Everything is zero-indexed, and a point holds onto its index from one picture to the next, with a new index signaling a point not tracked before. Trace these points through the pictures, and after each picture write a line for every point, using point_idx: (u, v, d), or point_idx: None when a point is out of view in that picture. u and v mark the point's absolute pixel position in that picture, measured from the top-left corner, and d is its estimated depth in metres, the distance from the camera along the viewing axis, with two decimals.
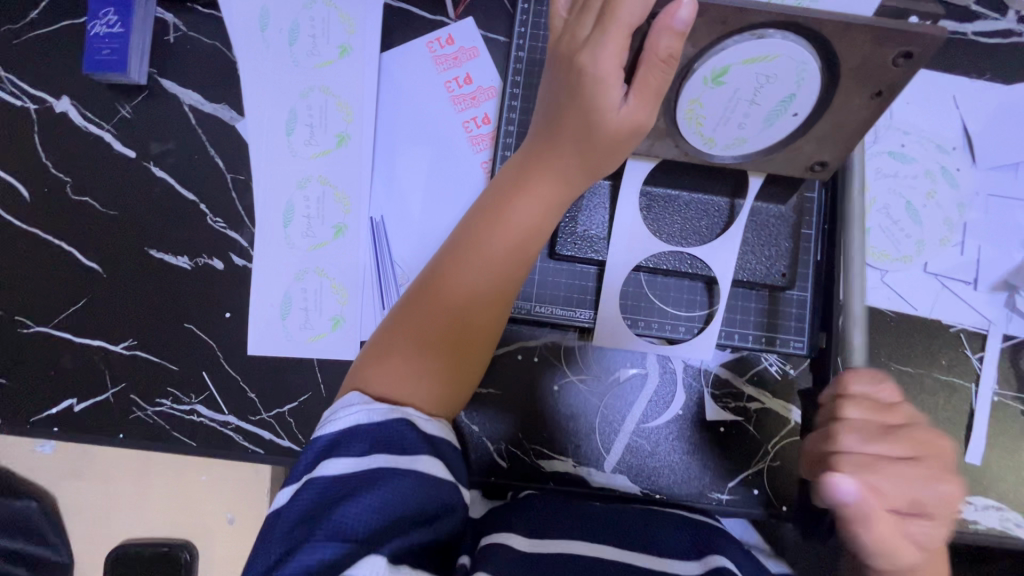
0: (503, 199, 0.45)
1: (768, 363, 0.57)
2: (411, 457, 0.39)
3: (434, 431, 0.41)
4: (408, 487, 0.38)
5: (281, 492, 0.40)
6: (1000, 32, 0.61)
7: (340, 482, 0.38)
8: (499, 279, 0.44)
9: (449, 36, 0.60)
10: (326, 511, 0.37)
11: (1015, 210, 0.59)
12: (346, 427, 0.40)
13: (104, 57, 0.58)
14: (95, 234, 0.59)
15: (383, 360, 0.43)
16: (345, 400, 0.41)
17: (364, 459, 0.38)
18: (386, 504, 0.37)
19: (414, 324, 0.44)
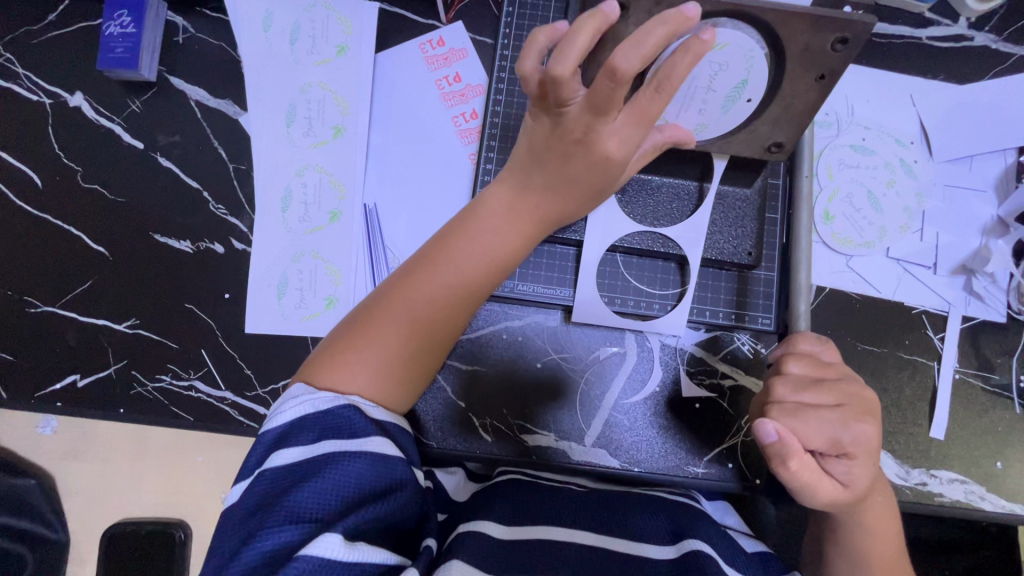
0: (483, 237, 0.48)
1: (741, 343, 0.59)
2: (359, 439, 0.42)
3: (383, 418, 0.45)
4: (357, 468, 0.41)
5: (234, 488, 0.43)
6: (954, 37, 0.65)
7: (290, 471, 0.41)
8: (451, 309, 0.47)
9: (440, 38, 0.64)
10: (279, 500, 0.39)
11: (970, 200, 0.63)
12: (295, 418, 0.43)
13: (117, 54, 0.62)
14: (102, 219, 0.62)
15: (341, 354, 0.46)
16: (291, 391, 0.45)
17: (314, 447, 0.41)
18: (336, 485, 0.40)
19: (367, 338, 0.46)
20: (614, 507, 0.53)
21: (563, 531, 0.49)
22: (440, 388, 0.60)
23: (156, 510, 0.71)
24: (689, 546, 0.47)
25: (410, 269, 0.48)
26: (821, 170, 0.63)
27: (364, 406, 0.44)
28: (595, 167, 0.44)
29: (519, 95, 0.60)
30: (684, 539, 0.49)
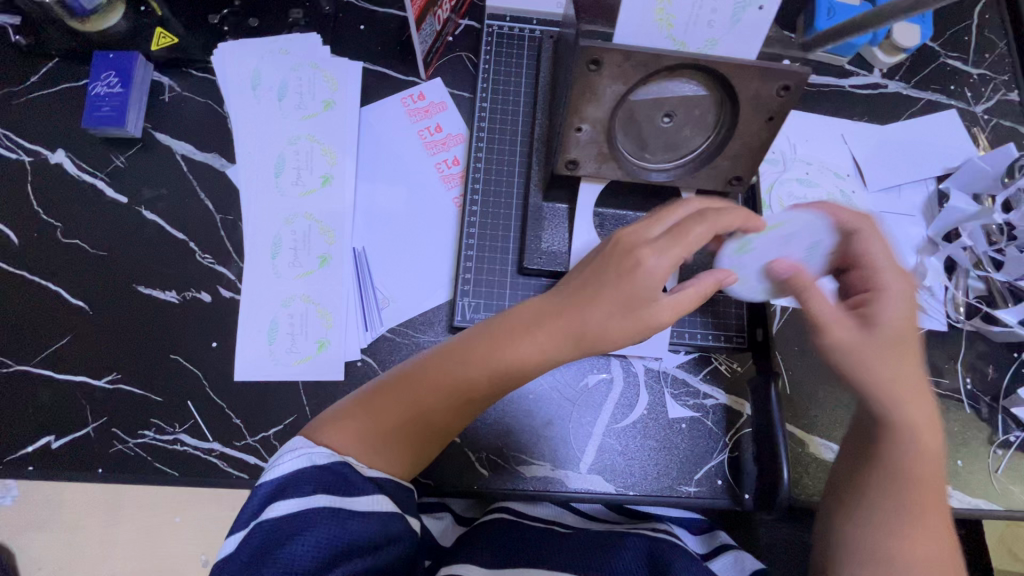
0: (499, 340, 0.47)
1: (718, 362, 0.64)
2: (356, 498, 0.42)
3: (378, 475, 0.45)
4: (349, 528, 0.41)
5: (228, 538, 0.42)
6: (871, 85, 0.75)
7: (283, 523, 0.40)
8: (453, 403, 0.47)
9: (421, 93, 0.69)
10: (271, 554, 0.39)
11: (903, 223, 0.70)
12: (291, 472, 0.42)
13: (104, 112, 0.63)
14: (82, 274, 0.62)
15: (351, 412, 0.46)
16: (292, 443, 0.45)
17: (308, 500, 0.41)
18: (332, 540, 0.40)
19: (376, 412, 0.46)
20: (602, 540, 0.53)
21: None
22: None
23: None
24: None
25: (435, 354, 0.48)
26: (774, 201, 0.69)
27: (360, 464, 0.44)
28: (623, 300, 0.46)
29: (499, 143, 0.64)
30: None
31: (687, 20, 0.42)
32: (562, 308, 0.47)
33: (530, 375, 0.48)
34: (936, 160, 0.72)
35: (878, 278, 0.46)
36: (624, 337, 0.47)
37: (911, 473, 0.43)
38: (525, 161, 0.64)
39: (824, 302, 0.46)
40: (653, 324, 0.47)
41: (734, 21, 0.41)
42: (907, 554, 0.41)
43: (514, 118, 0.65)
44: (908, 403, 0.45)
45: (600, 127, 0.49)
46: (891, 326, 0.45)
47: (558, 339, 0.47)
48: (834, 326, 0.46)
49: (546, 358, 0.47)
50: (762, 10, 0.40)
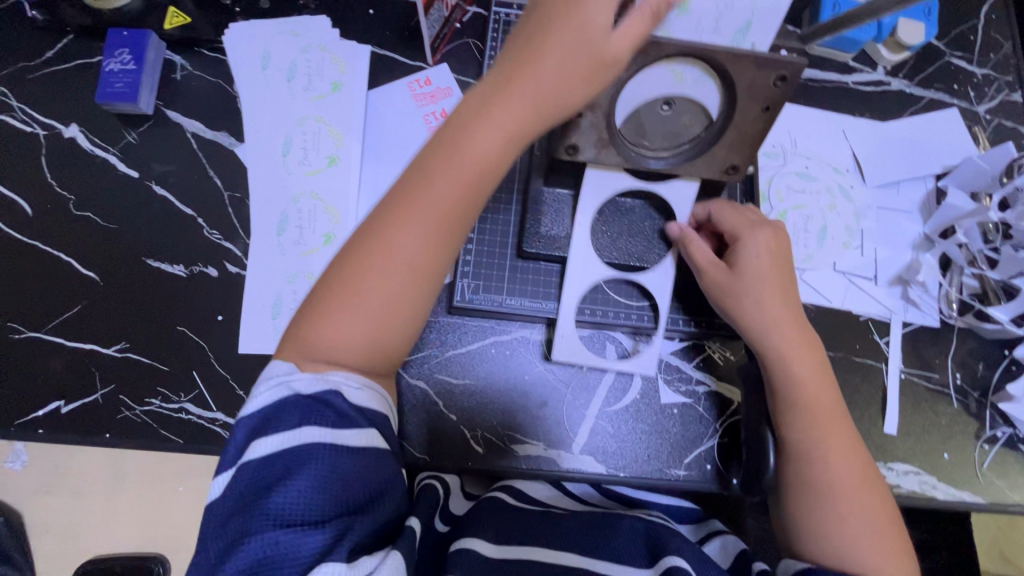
0: (453, 137, 0.46)
1: (711, 351, 0.65)
2: (340, 433, 0.44)
3: (362, 402, 0.46)
4: (337, 465, 0.43)
5: (217, 479, 0.44)
6: (874, 82, 0.76)
7: (273, 461, 0.42)
8: (427, 248, 0.47)
9: (427, 78, 0.70)
10: (262, 497, 0.41)
11: (900, 219, 0.71)
12: (278, 401, 0.44)
13: (116, 89, 0.65)
14: (94, 245, 0.63)
15: (319, 312, 0.47)
16: (270, 371, 0.46)
17: (295, 434, 0.42)
18: (320, 481, 0.42)
19: (344, 302, 0.47)
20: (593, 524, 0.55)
21: (547, 552, 0.51)
22: (431, 401, 0.62)
23: (133, 545, 0.68)
24: (666, 563, 0.48)
25: (378, 225, 0.48)
26: (772, 194, 0.70)
27: (347, 390, 0.46)
28: (575, 39, 0.42)
29: None
30: (662, 557, 0.50)
31: (685, 52, 0.44)
32: (505, 80, 0.45)
33: (494, 154, 0.46)
34: (935, 159, 0.72)
35: (738, 233, 0.57)
36: (567, 75, 0.43)
37: (817, 422, 0.53)
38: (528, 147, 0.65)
39: (700, 253, 0.57)
40: (602, 67, 0.42)
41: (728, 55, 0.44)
42: (836, 518, 0.50)
43: None
44: (806, 400, 0.54)
45: None
46: (755, 266, 0.56)
47: (521, 113, 0.45)
48: (708, 270, 0.57)
49: (512, 138, 0.46)
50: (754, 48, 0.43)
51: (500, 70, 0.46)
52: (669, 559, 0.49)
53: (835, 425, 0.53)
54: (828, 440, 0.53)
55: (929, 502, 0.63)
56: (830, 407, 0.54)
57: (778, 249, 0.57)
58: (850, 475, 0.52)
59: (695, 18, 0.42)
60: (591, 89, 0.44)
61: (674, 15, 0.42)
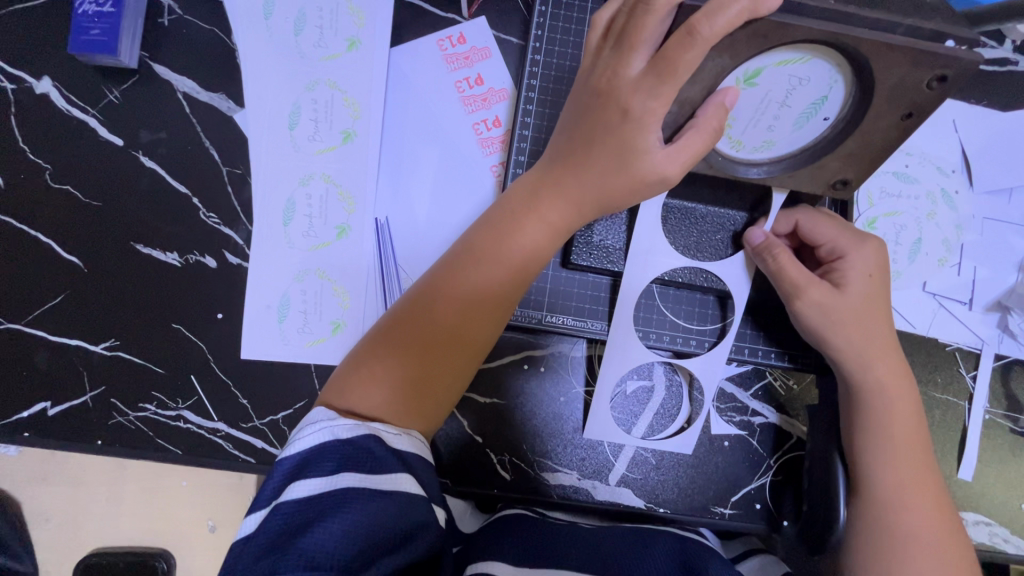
0: (507, 219, 0.45)
1: (773, 378, 0.57)
2: (382, 475, 0.38)
3: (404, 447, 0.41)
4: (378, 508, 0.37)
5: (245, 519, 0.38)
6: (999, 60, 0.62)
7: (308, 505, 0.36)
8: (478, 319, 0.45)
9: (461, 35, 0.58)
10: (293, 537, 0.35)
11: (1009, 233, 0.60)
12: (315, 445, 0.39)
13: (92, 36, 0.54)
14: (75, 225, 0.55)
15: (366, 363, 0.44)
16: (312, 416, 0.41)
17: (334, 478, 0.37)
18: (357, 525, 0.36)
19: (395, 348, 0.44)
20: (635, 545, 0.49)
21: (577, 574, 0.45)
22: (456, 420, 0.56)
23: (136, 540, 0.65)
24: None
25: (437, 272, 0.46)
26: (861, 197, 0.60)
27: (386, 434, 0.40)
28: (624, 153, 0.41)
29: (551, 106, 0.54)
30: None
31: (746, 122, 0.41)
32: (552, 178, 0.44)
33: (540, 243, 0.45)
34: None
35: (842, 249, 0.49)
36: (614, 182, 0.42)
37: (895, 451, 0.47)
38: None
39: (794, 266, 0.48)
40: (649, 179, 0.41)
41: (795, 127, 0.40)
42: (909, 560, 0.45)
43: (570, 76, 0.54)
44: (890, 438, 0.47)
45: (689, 108, 0.39)
46: (861, 289, 0.48)
47: (565, 210, 0.44)
48: (807, 287, 0.48)
49: (558, 230, 0.45)
50: (825, 122, 0.40)
51: (546, 166, 0.45)
52: None
53: (916, 451, 0.48)
54: (909, 486, 0.46)
55: (998, 557, 0.57)
56: (912, 432, 0.48)
57: (884, 264, 0.49)
58: (924, 513, 0.46)
59: (763, 89, 0.38)
60: (635, 197, 0.43)
61: (740, 85, 0.38)
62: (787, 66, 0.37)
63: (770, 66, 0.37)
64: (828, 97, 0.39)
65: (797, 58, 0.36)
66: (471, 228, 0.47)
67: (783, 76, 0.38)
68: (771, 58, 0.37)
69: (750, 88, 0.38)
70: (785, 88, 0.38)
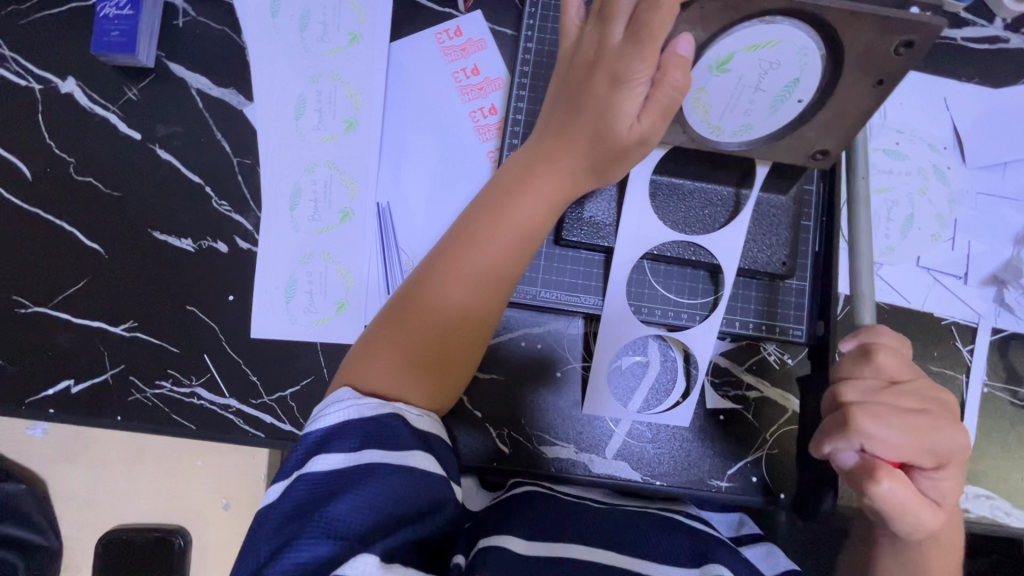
0: (504, 196, 0.46)
1: (766, 352, 0.58)
2: (402, 452, 0.40)
3: (424, 427, 0.43)
4: (397, 484, 0.38)
5: (271, 487, 0.40)
6: (989, 39, 0.62)
7: (330, 479, 0.38)
8: (484, 288, 0.46)
9: (458, 28, 0.60)
10: (317, 509, 0.37)
11: (1003, 208, 0.61)
12: (337, 423, 0.40)
13: (113, 38, 0.58)
14: (97, 215, 0.59)
15: (378, 351, 0.45)
16: (336, 395, 0.42)
17: (355, 455, 0.39)
18: (377, 502, 0.37)
19: (407, 333, 0.45)
20: (642, 521, 0.51)
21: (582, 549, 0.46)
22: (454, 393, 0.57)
23: (154, 518, 0.68)
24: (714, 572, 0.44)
25: (442, 254, 0.47)
26: None
27: (409, 416, 0.42)
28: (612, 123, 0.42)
29: (543, 91, 0.57)
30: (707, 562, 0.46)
31: (723, 109, 0.42)
32: (548, 152, 0.45)
33: (542, 212, 0.46)
34: None
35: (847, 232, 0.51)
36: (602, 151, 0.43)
37: None
38: None
39: None
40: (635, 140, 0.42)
41: (771, 111, 0.42)
42: None
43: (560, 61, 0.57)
44: None
45: None
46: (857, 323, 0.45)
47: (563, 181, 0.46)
48: None
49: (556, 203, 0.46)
50: (800, 103, 0.41)
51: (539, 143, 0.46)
52: (715, 568, 0.44)
53: None
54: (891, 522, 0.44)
55: (1000, 530, 0.57)
56: None
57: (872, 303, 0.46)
58: None
59: (736, 74, 0.41)
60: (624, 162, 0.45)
61: (714, 71, 0.41)
62: (757, 51, 0.39)
63: (740, 51, 0.40)
64: (800, 80, 0.40)
65: (766, 43, 0.39)
66: (473, 207, 0.48)
67: (753, 60, 0.40)
68: (740, 42, 0.39)
69: (723, 74, 0.41)
70: (757, 72, 0.41)
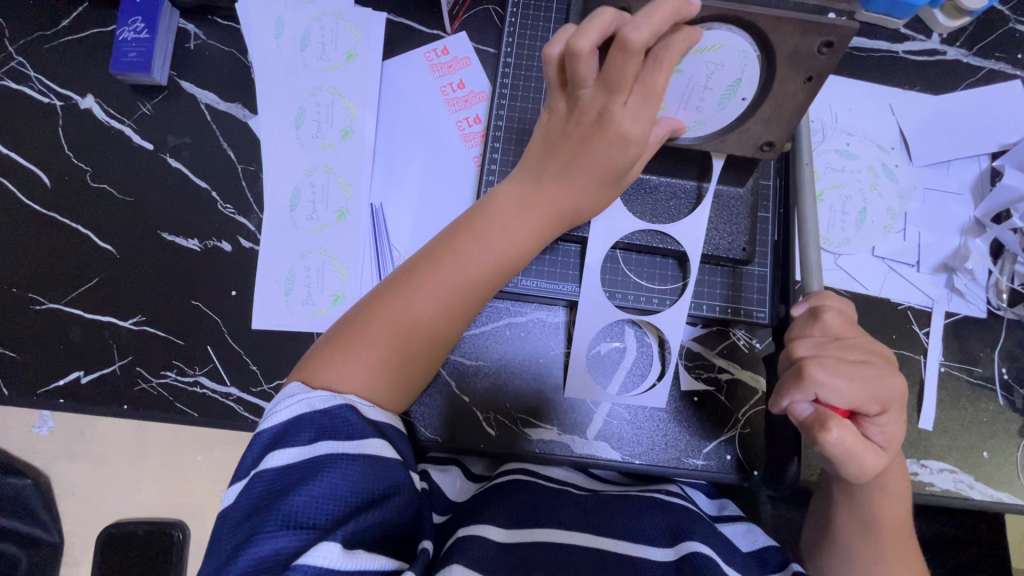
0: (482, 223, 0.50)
1: (736, 337, 0.62)
2: (357, 441, 0.43)
3: (378, 418, 0.46)
4: (352, 472, 0.41)
5: (231, 490, 0.43)
6: (927, 51, 0.69)
7: (287, 473, 0.41)
8: (446, 314, 0.49)
9: (445, 47, 0.66)
10: (276, 502, 0.40)
11: (949, 202, 0.66)
12: (289, 419, 0.43)
13: (131, 58, 0.64)
14: (110, 217, 0.63)
15: (341, 351, 0.47)
16: (288, 390, 0.45)
17: (311, 448, 0.41)
18: (334, 489, 0.40)
19: (375, 337, 0.47)
20: (604, 511, 0.52)
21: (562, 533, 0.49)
22: (443, 379, 0.61)
23: (153, 512, 0.70)
24: (688, 547, 0.47)
25: (416, 267, 0.49)
26: None
27: (359, 405, 0.45)
28: (615, 147, 0.47)
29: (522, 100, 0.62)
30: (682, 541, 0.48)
31: (678, 103, 0.48)
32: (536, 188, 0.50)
33: (521, 241, 0.50)
34: (992, 137, 0.66)
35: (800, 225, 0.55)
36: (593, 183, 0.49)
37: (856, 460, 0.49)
38: None
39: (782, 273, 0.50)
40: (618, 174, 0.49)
41: (719, 106, 0.48)
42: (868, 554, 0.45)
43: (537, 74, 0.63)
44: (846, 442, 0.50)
45: None
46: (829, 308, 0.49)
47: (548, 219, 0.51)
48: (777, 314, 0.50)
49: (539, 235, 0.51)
50: (744, 101, 0.47)
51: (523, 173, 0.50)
52: (689, 544, 0.47)
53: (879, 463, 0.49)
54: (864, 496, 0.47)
55: (965, 503, 0.60)
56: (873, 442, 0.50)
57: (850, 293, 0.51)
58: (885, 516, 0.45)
59: (687, 74, 0.46)
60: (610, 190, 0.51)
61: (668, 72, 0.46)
62: (704, 54, 0.45)
63: (689, 55, 0.45)
64: (742, 80, 0.46)
65: (711, 47, 0.45)
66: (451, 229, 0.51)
67: (701, 62, 0.45)
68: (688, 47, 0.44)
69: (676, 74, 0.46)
70: (705, 73, 0.46)
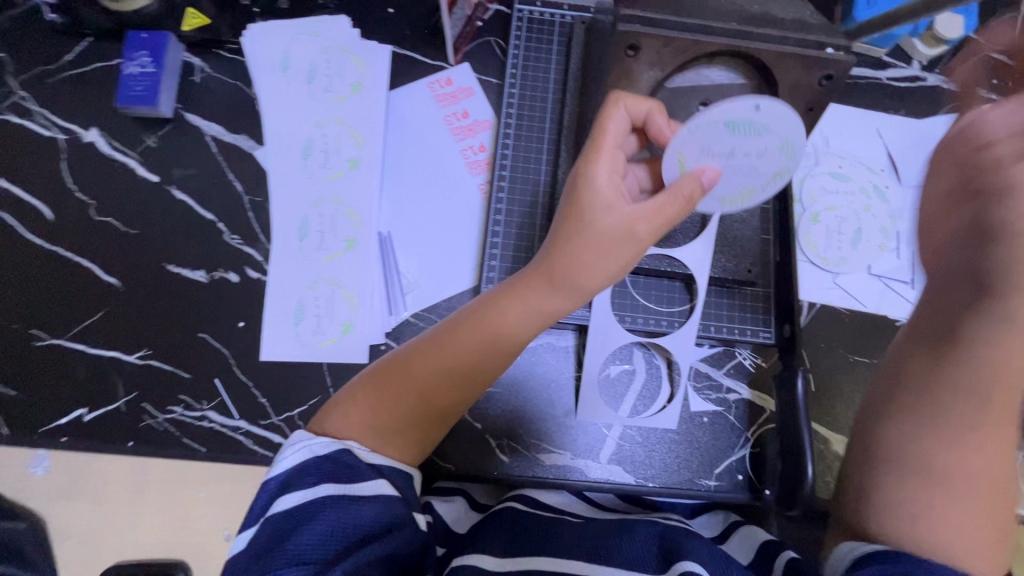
0: (492, 305, 0.48)
1: (742, 358, 0.63)
2: (361, 483, 0.42)
3: (381, 462, 0.44)
4: (356, 511, 0.40)
5: (239, 536, 0.41)
6: (911, 77, 0.72)
7: (291, 516, 0.40)
8: (451, 379, 0.48)
9: (449, 78, 0.68)
10: (282, 541, 0.39)
11: None
12: (293, 466, 0.42)
13: (136, 92, 0.64)
14: (114, 251, 0.63)
15: (353, 400, 0.47)
16: (293, 437, 0.45)
17: (314, 490, 0.41)
18: (339, 528, 0.39)
19: (380, 392, 0.47)
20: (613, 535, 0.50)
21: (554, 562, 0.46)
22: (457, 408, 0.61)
23: (154, 552, 0.68)
24: (679, 568, 0.43)
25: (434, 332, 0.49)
26: (804, 195, 0.69)
27: (359, 450, 0.44)
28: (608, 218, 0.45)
29: (527, 130, 0.64)
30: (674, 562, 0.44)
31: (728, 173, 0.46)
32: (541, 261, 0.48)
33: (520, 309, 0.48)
34: None
35: None
36: (592, 246, 0.46)
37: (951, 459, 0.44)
38: (554, 143, 0.63)
39: None
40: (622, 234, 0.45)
41: (752, 135, 0.45)
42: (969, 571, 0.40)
43: (541, 104, 0.65)
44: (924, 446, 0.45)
45: None
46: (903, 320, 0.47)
47: (546, 288, 0.47)
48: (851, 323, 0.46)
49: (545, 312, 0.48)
50: (758, 105, 0.43)
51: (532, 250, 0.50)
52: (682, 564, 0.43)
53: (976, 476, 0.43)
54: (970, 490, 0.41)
55: None
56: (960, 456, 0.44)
57: None
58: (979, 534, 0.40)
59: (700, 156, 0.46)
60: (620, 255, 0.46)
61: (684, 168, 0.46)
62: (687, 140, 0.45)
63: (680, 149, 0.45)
64: (732, 116, 0.43)
65: (678, 159, 0.46)
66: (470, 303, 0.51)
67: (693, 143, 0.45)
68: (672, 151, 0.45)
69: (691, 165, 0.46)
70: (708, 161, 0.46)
